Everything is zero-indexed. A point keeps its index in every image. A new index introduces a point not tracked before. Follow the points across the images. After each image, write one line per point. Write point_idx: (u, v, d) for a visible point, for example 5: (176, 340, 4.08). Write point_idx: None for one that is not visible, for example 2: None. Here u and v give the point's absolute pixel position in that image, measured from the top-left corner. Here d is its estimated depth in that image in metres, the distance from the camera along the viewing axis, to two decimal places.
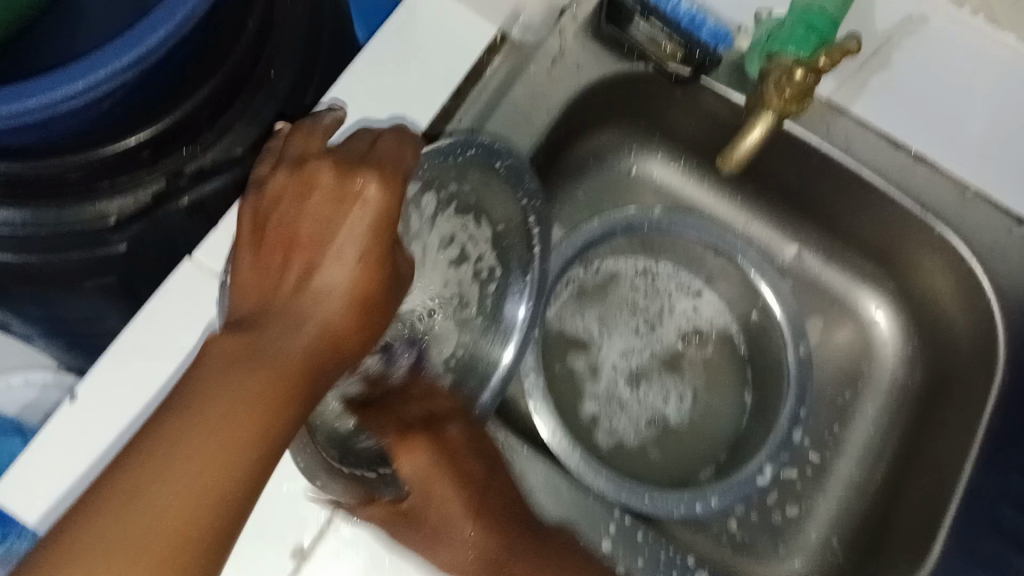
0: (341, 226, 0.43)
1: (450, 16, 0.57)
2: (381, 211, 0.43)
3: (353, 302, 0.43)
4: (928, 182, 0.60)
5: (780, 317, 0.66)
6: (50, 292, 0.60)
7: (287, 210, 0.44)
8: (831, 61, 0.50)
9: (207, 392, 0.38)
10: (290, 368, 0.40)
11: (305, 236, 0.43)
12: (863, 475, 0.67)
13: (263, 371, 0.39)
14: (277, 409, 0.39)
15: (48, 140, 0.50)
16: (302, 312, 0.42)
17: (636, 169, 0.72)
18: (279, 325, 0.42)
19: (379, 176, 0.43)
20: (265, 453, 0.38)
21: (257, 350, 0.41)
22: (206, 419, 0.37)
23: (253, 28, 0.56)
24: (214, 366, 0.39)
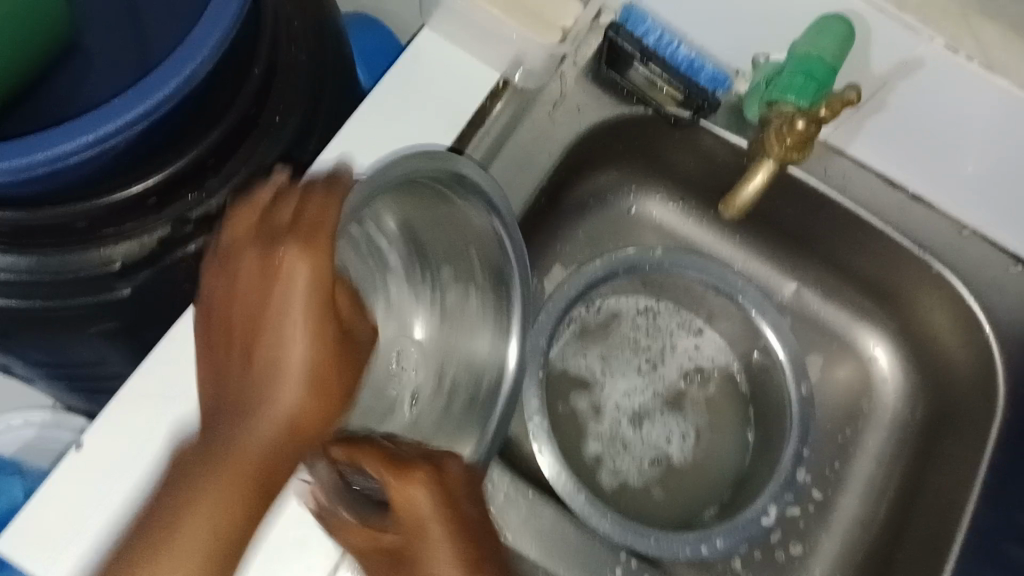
0: (274, 306, 0.41)
1: (452, 64, 0.58)
2: (320, 285, 0.41)
3: (308, 382, 0.42)
4: (926, 219, 0.63)
5: (783, 356, 0.67)
6: (52, 340, 0.60)
7: (223, 295, 0.43)
8: (832, 110, 0.52)
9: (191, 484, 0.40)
10: (240, 460, 0.41)
11: (256, 326, 0.42)
12: (867, 511, 0.67)
13: (225, 462, 0.41)
14: (247, 498, 0.41)
15: (69, 188, 0.51)
16: (256, 394, 0.42)
17: (637, 208, 0.73)
18: (233, 415, 0.42)
19: (298, 253, 0.40)
20: (242, 523, 0.41)
21: (218, 447, 0.41)
22: (182, 515, 0.40)
23: (259, 74, 0.57)
24: (184, 469, 0.41)
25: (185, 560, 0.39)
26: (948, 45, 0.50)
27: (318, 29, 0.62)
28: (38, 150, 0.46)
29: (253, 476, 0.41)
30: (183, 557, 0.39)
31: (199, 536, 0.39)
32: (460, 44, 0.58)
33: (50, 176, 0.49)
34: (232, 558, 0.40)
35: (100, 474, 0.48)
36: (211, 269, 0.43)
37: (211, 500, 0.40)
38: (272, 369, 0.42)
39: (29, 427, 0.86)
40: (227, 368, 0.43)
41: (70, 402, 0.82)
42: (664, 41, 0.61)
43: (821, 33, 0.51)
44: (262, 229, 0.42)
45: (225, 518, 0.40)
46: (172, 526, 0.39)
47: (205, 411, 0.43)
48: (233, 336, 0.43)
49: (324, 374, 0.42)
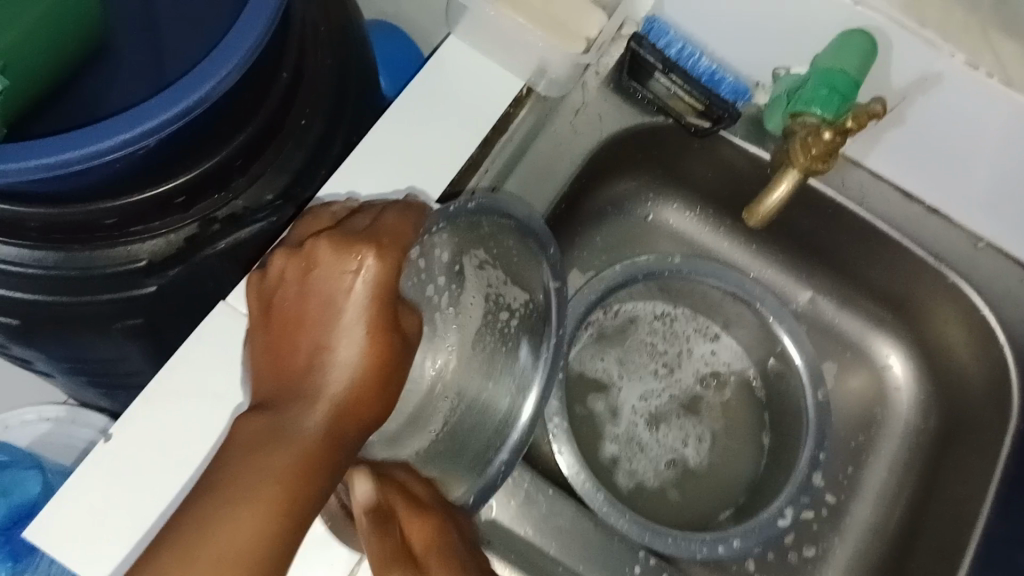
0: (341, 304, 0.44)
1: (477, 73, 0.59)
2: (385, 281, 0.44)
3: (363, 373, 0.44)
4: (941, 231, 0.64)
5: (800, 363, 0.68)
6: (79, 336, 0.61)
7: (291, 292, 0.45)
8: (857, 122, 0.53)
9: (240, 467, 0.40)
10: (296, 448, 0.41)
11: (320, 321, 0.44)
12: (879, 517, 0.68)
13: (277, 451, 0.40)
14: (309, 478, 0.40)
15: (98, 188, 0.51)
16: (311, 388, 0.43)
17: (653, 216, 0.74)
18: (290, 407, 0.43)
19: (374, 252, 0.44)
20: (303, 504, 0.40)
21: (279, 428, 0.42)
22: (246, 492, 0.39)
23: (287, 78, 0.58)
24: (242, 446, 0.41)
25: (240, 539, 0.38)
26: (968, 63, 0.52)
27: (345, 37, 0.63)
28: (75, 148, 0.47)
29: (313, 460, 0.41)
30: (243, 534, 0.38)
31: (262, 513, 0.39)
32: (486, 53, 0.59)
33: (83, 175, 0.49)
34: (291, 542, 0.39)
35: (126, 469, 0.48)
36: (283, 266, 0.46)
37: (269, 484, 0.39)
38: (331, 359, 0.43)
39: (44, 421, 0.87)
40: (282, 365, 0.44)
41: (87, 399, 0.83)
42: (685, 53, 0.61)
43: (845, 48, 0.53)
44: (338, 231, 0.45)
45: (288, 498, 0.40)
46: (234, 501, 0.39)
47: (259, 403, 0.44)
48: (295, 332, 0.45)
49: (380, 369, 0.44)
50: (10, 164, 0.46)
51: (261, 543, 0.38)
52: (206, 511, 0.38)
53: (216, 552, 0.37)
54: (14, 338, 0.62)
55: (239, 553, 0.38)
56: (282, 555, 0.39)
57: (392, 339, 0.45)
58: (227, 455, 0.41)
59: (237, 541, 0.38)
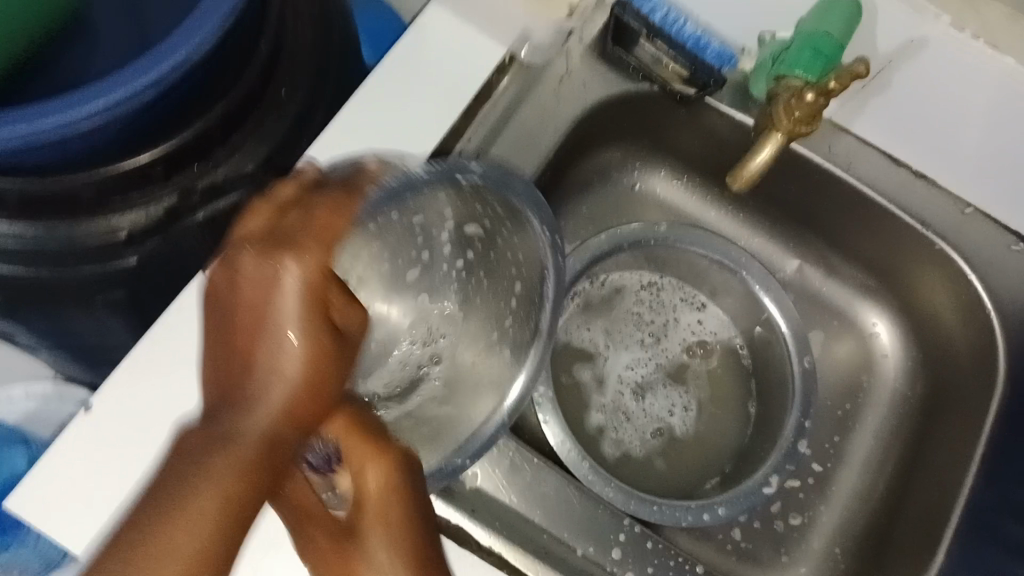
0: (271, 311, 0.38)
1: (458, 40, 0.58)
2: (310, 284, 0.39)
3: (303, 370, 0.38)
4: (928, 196, 0.62)
5: (784, 332, 0.68)
6: (59, 310, 0.60)
7: (222, 298, 0.39)
8: (840, 84, 0.52)
9: (165, 487, 0.33)
10: (225, 467, 0.35)
11: (249, 328, 0.39)
12: (865, 485, 0.68)
13: (205, 476, 0.34)
14: (246, 502, 0.35)
15: (75, 152, 0.51)
16: (244, 399, 0.37)
17: (640, 184, 0.73)
18: (219, 422, 0.37)
19: (295, 258, 0.38)
20: (239, 519, 0.35)
21: (219, 435, 0.36)
22: (160, 520, 0.33)
23: (267, 47, 0.57)
24: (176, 465, 0.34)
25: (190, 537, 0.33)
26: None
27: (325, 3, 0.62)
28: (48, 116, 0.46)
29: (252, 470, 0.35)
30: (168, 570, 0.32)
31: (189, 544, 0.33)
32: (468, 20, 0.58)
33: (57, 142, 0.49)
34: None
35: (107, 438, 0.49)
36: (212, 277, 0.40)
37: (202, 510, 0.33)
38: (266, 361, 0.38)
39: (31, 398, 0.87)
40: (218, 379, 0.39)
41: (71, 374, 0.82)
42: (671, 19, 0.61)
43: (831, 12, 0.54)
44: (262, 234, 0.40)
45: (233, 510, 0.34)
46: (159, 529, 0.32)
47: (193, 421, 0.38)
48: (228, 341, 0.39)
49: (318, 363, 0.39)
50: None
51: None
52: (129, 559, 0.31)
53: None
54: None
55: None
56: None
57: (329, 339, 0.40)
58: (151, 484, 0.35)
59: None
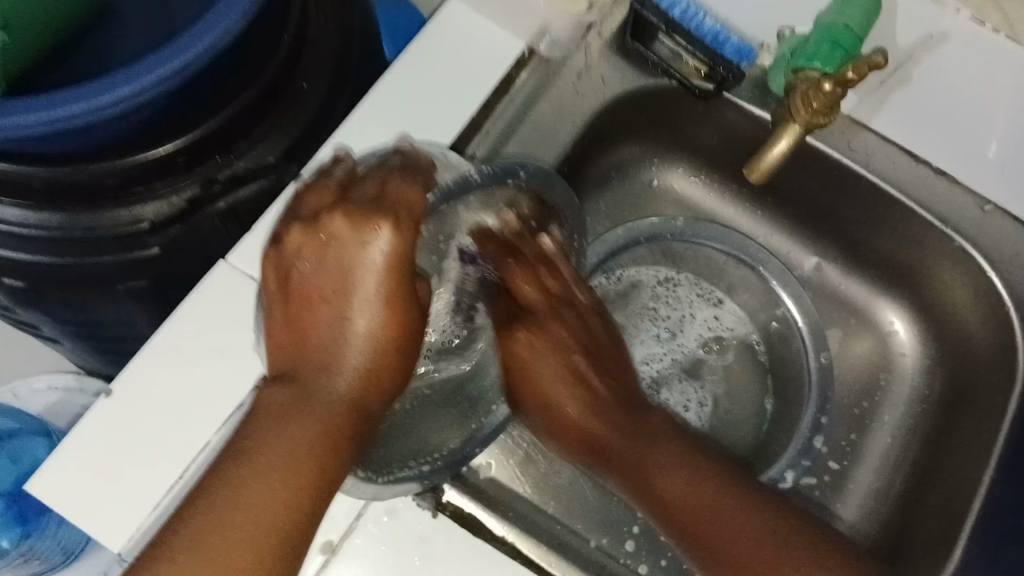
0: (359, 277, 0.48)
1: (476, 34, 0.59)
2: (397, 253, 0.47)
3: (379, 344, 0.49)
4: (949, 193, 0.62)
5: (801, 325, 0.69)
6: (85, 297, 0.61)
7: (312, 267, 0.49)
8: (858, 73, 0.51)
9: (262, 453, 0.45)
10: (322, 418, 0.48)
11: (338, 289, 0.48)
12: (882, 483, 0.68)
13: (304, 422, 0.47)
14: (332, 454, 0.47)
15: (84, 144, 0.51)
16: (333, 359, 0.49)
17: (659, 180, 0.73)
18: (313, 375, 0.49)
19: (390, 226, 0.46)
20: (332, 460, 0.47)
21: (307, 401, 0.48)
22: (276, 461, 0.45)
23: (288, 41, 0.57)
24: (266, 418, 0.47)
25: (263, 505, 0.44)
26: None
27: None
28: (75, 103, 0.46)
29: (349, 416, 0.48)
30: (274, 494, 0.45)
31: (272, 490, 0.45)
32: (487, 14, 0.59)
33: (82, 130, 0.49)
34: (312, 501, 0.46)
35: (135, 423, 0.49)
36: (301, 242, 0.49)
37: (280, 443, 0.46)
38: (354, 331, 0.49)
39: (55, 390, 0.88)
40: (306, 334, 0.49)
41: (93, 366, 0.83)
42: (689, 14, 0.61)
43: (846, 5, 0.54)
44: (347, 207, 0.47)
45: (318, 467, 0.46)
46: (271, 445, 0.46)
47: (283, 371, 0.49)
48: (316, 303, 0.49)
49: (393, 335, 0.49)
50: (12, 118, 0.46)
51: (285, 506, 0.45)
52: (223, 502, 0.44)
53: (234, 538, 0.43)
54: (19, 300, 0.62)
55: (255, 525, 0.44)
56: (302, 527, 0.45)
57: (410, 306, 0.49)
58: (253, 425, 0.46)
59: (259, 512, 0.44)
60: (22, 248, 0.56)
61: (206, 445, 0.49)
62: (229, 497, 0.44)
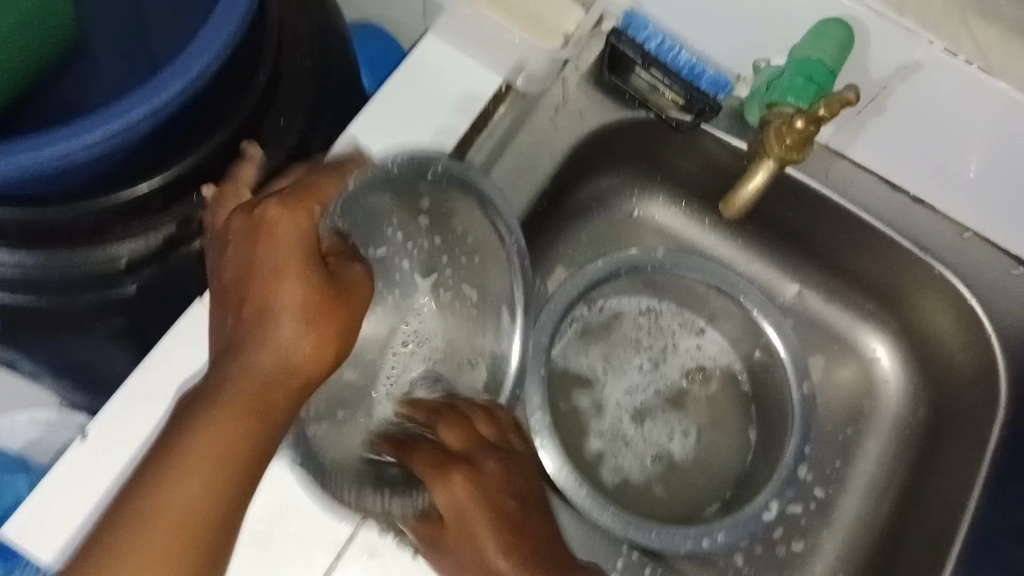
0: (263, 260, 0.44)
1: (454, 72, 0.59)
2: (312, 234, 0.46)
3: (301, 323, 0.44)
4: (927, 221, 0.64)
5: (783, 355, 0.67)
6: (61, 338, 0.60)
7: (224, 257, 0.46)
8: (829, 111, 0.52)
9: (167, 457, 0.40)
10: (230, 403, 0.41)
11: (252, 279, 0.44)
12: (868, 510, 0.68)
13: (211, 417, 0.41)
14: (229, 446, 0.41)
15: (61, 184, 0.51)
16: (256, 336, 0.43)
17: (639, 211, 0.73)
18: (222, 365, 0.43)
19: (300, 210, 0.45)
20: (247, 445, 0.41)
21: (214, 389, 0.42)
22: (176, 462, 0.39)
23: (265, 79, 0.57)
24: (171, 428, 0.41)
25: (177, 494, 0.39)
26: (946, 50, 0.51)
27: (322, 33, 0.62)
28: (47, 148, 0.46)
29: (263, 394, 0.42)
30: (183, 494, 0.39)
31: (194, 484, 0.39)
32: (465, 49, 0.59)
33: (55, 175, 0.49)
34: (241, 475, 0.41)
35: (105, 465, 0.50)
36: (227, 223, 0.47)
37: (205, 432, 0.40)
38: (269, 320, 0.43)
39: (36, 425, 0.87)
40: (225, 322, 0.45)
41: (73, 403, 0.82)
42: (665, 47, 0.61)
43: (822, 38, 0.52)
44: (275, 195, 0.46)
45: (228, 446, 0.41)
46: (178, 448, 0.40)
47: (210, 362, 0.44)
48: (233, 292, 0.45)
49: (313, 316, 0.44)
50: None
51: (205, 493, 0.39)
52: (120, 537, 0.38)
53: (141, 557, 0.37)
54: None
55: (156, 544, 0.38)
56: (214, 547, 0.39)
57: (331, 289, 0.45)
58: (178, 427, 0.41)
59: (174, 499, 0.39)
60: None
61: None
62: (145, 516, 0.38)
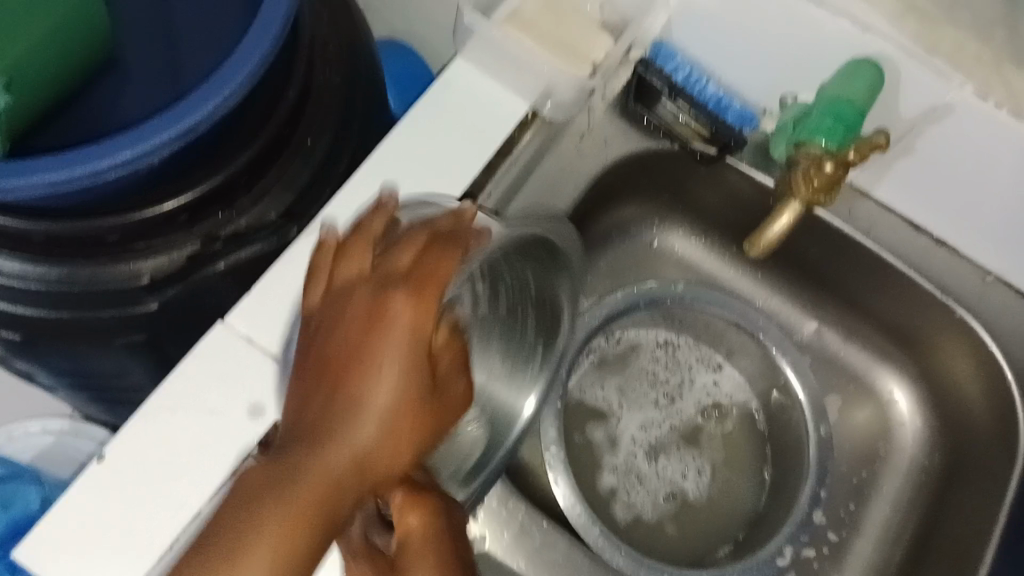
0: (379, 334, 0.38)
1: (479, 97, 0.58)
2: (423, 328, 0.39)
3: (388, 426, 0.38)
4: (950, 264, 0.64)
5: (804, 397, 0.68)
6: (74, 350, 0.60)
7: (327, 314, 0.40)
8: (860, 155, 0.53)
9: (240, 536, 0.33)
10: (302, 501, 0.34)
11: (356, 350, 0.38)
12: (882, 555, 0.66)
13: (276, 506, 0.34)
14: (314, 532, 0.34)
15: (79, 203, 0.50)
16: (335, 433, 0.36)
17: (659, 242, 0.73)
18: (301, 452, 0.35)
19: (410, 278, 0.39)
20: (304, 564, 0.33)
21: (279, 471, 0.35)
22: (235, 549, 0.32)
23: (293, 98, 0.56)
24: (235, 509, 0.34)
25: None
26: (978, 93, 0.51)
27: (349, 53, 0.62)
28: (77, 166, 0.46)
29: (335, 494, 0.35)
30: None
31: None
32: (493, 74, 0.58)
33: (85, 190, 0.48)
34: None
35: (122, 488, 0.47)
36: (322, 293, 0.41)
37: (277, 516, 0.33)
38: (366, 387, 0.37)
39: (48, 434, 0.86)
40: (305, 405, 0.37)
41: (86, 413, 0.81)
42: (692, 78, 0.61)
43: (853, 77, 0.52)
44: (382, 256, 0.41)
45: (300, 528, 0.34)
46: (233, 558, 0.32)
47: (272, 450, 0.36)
48: (329, 368, 0.38)
49: (405, 422, 0.38)
50: (13, 180, 0.45)
51: None
52: None
53: None
54: (16, 350, 0.60)
55: None
56: None
57: (444, 366, 0.41)
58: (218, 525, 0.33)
59: None
60: (18, 303, 0.55)
61: (195, 513, 0.47)
62: None
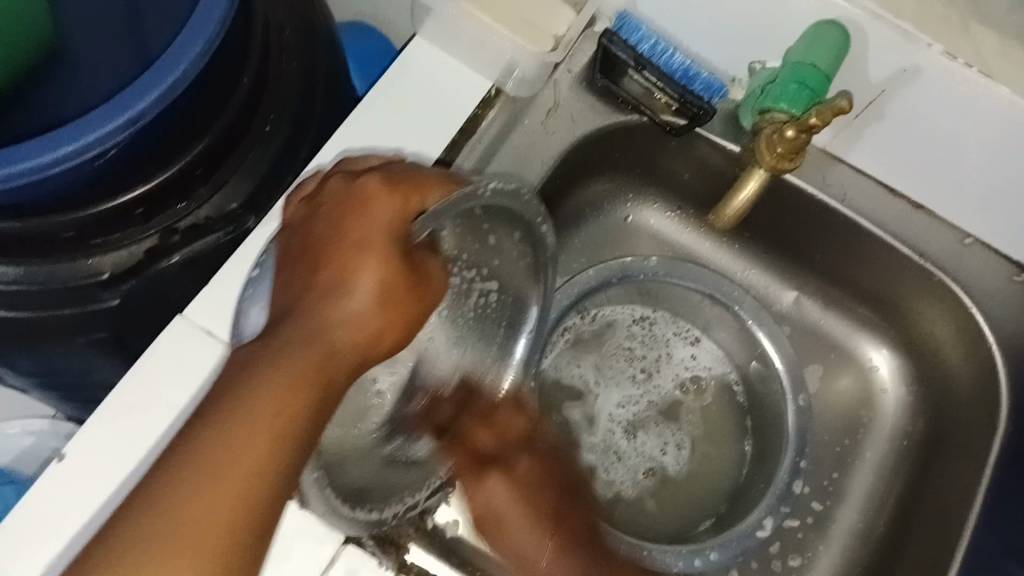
0: (359, 238, 0.43)
1: (441, 75, 0.57)
2: (400, 224, 0.43)
3: (371, 312, 0.43)
4: (927, 228, 0.63)
5: (781, 368, 0.66)
6: (42, 351, 0.58)
7: (310, 223, 0.45)
8: (822, 119, 0.50)
9: (233, 402, 0.40)
10: (289, 368, 0.41)
11: (338, 246, 0.43)
12: (867, 523, 0.66)
13: (258, 377, 0.41)
14: (298, 393, 0.41)
15: (35, 200, 0.48)
16: (321, 314, 0.43)
17: (634, 217, 0.72)
18: (291, 332, 0.42)
19: (387, 187, 0.43)
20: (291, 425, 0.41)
21: (268, 348, 0.42)
22: (248, 411, 0.40)
23: (248, 84, 0.54)
24: (232, 382, 0.41)
25: (241, 454, 0.40)
26: (946, 53, 0.50)
27: (308, 38, 0.60)
28: (23, 161, 0.44)
29: (321, 367, 0.42)
30: (245, 440, 0.40)
31: (253, 431, 0.40)
32: (454, 52, 0.57)
33: (34, 187, 0.47)
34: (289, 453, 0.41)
35: (88, 486, 0.46)
36: (298, 209, 0.46)
37: (265, 391, 0.41)
38: (350, 281, 0.43)
39: (28, 434, 0.85)
40: (291, 289, 0.44)
41: (66, 412, 0.80)
42: (659, 49, 0.60)
43: (817, 42, 0.51)
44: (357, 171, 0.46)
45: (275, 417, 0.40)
46: (237, 405, 0.40)
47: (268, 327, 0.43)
48: (319, 259, 0.44)
49: (387, 301, 0.44)
50: None
51: (254, 463, 0.40)
52: (191, 456, 0.39)
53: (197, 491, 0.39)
54: None
55: (224, 487, 0.39)
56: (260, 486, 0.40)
57: (432, 260, 0.46)
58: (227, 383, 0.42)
59: (227, 457, 0.39)
60: None
61: None
62: (202, 470, 0.39)
